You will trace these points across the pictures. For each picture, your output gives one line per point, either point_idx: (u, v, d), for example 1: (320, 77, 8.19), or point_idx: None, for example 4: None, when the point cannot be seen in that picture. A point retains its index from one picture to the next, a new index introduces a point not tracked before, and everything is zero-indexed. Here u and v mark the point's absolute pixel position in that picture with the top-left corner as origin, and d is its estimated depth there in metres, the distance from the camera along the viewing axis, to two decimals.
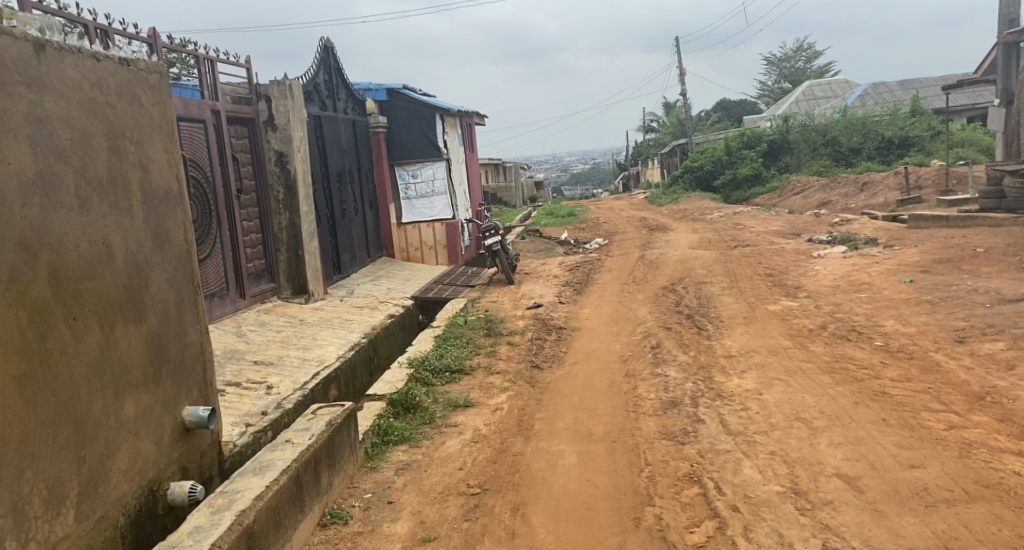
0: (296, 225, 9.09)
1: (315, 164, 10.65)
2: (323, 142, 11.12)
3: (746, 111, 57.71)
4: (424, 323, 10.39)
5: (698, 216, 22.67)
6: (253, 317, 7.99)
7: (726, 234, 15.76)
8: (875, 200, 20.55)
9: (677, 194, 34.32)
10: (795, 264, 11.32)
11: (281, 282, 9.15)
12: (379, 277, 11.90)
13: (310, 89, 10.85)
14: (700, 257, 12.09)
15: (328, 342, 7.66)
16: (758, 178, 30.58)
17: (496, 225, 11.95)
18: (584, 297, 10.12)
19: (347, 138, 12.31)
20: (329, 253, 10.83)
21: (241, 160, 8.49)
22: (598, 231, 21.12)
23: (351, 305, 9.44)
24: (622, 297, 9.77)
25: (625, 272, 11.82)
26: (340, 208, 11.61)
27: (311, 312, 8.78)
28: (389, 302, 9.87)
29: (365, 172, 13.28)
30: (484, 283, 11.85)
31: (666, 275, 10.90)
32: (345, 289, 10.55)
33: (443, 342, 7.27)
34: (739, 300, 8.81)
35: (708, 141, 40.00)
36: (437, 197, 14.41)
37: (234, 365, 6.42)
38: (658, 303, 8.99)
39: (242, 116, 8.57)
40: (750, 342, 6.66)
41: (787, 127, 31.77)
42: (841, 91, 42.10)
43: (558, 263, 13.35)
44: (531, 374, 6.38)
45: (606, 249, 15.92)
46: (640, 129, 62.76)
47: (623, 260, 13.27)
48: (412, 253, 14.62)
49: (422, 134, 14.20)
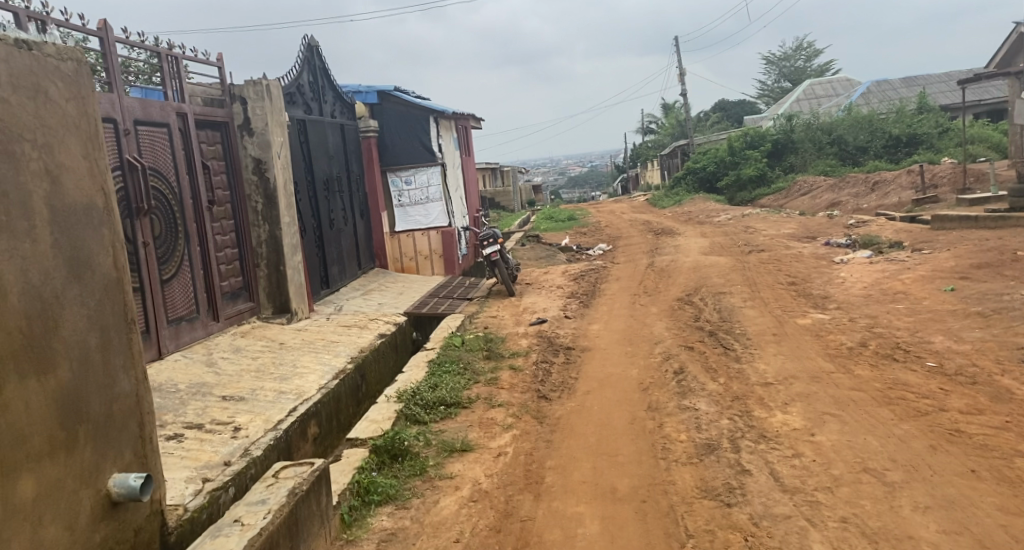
0: (276, 238, 8.30)
1: (299, 172, 9.88)
2: (309, 148, 10.34)
3: (746, 112, 56.99)
4: (418, 341, 9.59)
5: (704, 219, 21.89)
6: (226, 343, 7.22)
7: (738, 238, 14.97)
8: (888, 200, 19.77)
9: (679, 196, 33.57)
10: (817, 271, 10.55)
11: (261, 300, 8.34)
12: (371, 291, 11.11)
13: (293, 91, 10.08)
14: (714, 264, 11.31)
15: (309, 369, 6.87)
16: (764, 178, 29.83)
17: (495, 233, 11.14)
18: (592, 310, 9.34)
19: (335, 143, 11.53)
20: (316, 268, 10.05)
21: (213, 167, 7.71)
22: (601, 236, 20.34)
23: (338, 324, 8.65)
24: (634, 310, 8.98)
25: (634, 282, 11.04)
26: (328, 218, 10.81)
27: (293, 333, 7.99)
28: (380, 319, 9.08)
29: (356, 179, 12.49)
30: (483, 295, 11.05)
31: (680, 285, 10.13)
32: (333, 306, 9.76)
33: (438, 369, 6.47)
34: (765, 314, 8.03)
35: (710, 142, 39.24)
36: (431, 204, 13.69)
37: (198, 403, 5.63)
38: (674, 318, 8.22)
39: (214, 120, 7.78)
40: (787, 366, 5.88)
41: (791, 126, 31.00)
42: (844, 89, 41.34)
43: (561, 271, 12.57)
44: (539, 407, 5.60)
45: (611, 255, 15.12)
46: (639, 131, 62.04)
47: (631, 268, 12.49)
48: (407, 262, 13.75)
49: (415, 137, 13.47)
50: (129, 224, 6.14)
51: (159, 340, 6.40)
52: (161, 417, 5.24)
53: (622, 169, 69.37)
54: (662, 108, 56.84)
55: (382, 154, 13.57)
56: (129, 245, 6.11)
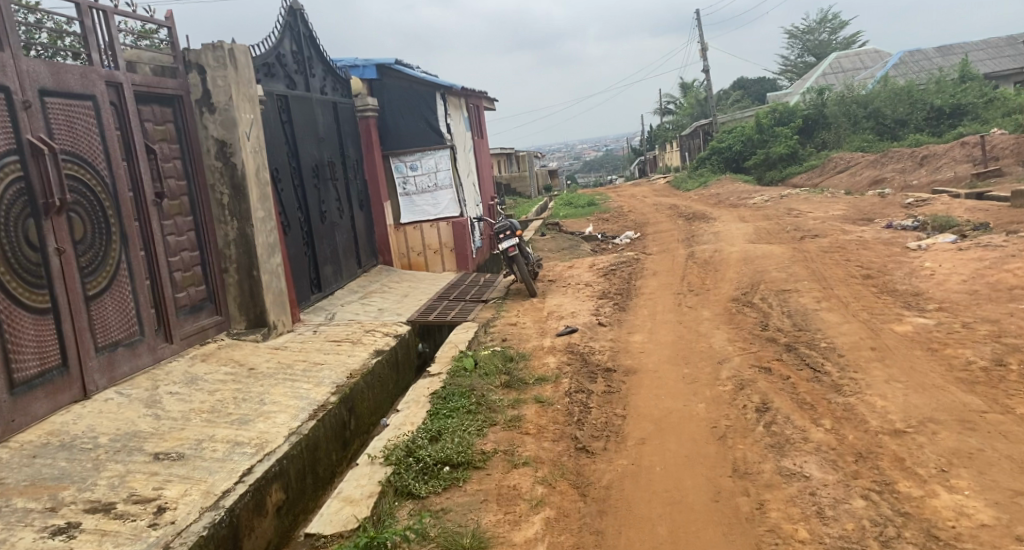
0: (247, 236, 6.80)
1: (280, 158, 8.40)
2: (293, 129, 8.87)
3: (768, 88, 54.78)
4: (425, 354, 8.14)
5: (736, 201, 20.20)
6: (181, 370, 5.72)
7: (785, 223, 13.29)
8: (941, 175, 17.92)
9: (704, 177, 31.73)
10: (894, 260, 8.94)
11: (231, 313, 6.89)
12: (370, 294, 9.64)
13: (272, 62, 8.58)
14: (768, 255, 9.72)
15: (281, 403, 5.38)
16: (795, 156, 27.92)
17: (511, 224, 9.59)
18: (631, 315, 7.78)
19: (325, 123, 10.01)
20: (304, 269, 8.61)
21: (162, 152, 6.19)
22: (625, 222, 18.70)
23: (325, 339, 7.18)
24: (681, 316, 7.42)
25: (674, 278, 9.45)
26: (319, 210, 9.34)
27: (268, 353, 6.53)
28: (378, 330, 7.62)
29: (353, 164, 10.99)
30: (500, 296, 9.54)
31: (732, 282, 8.57)
32: (323, 315, 8.29)
33: (444, 405, 4.99)
34: (850, 321, 6.48)
35: (734, 119, 37.23)
36: (440, 192, 12.16)
37: (119, 465, 4.16)
38: (736, 327, 6.65)
39: (162, 92, 6.26)
40: (916, 401, 4.35)
41: (824, 100, 29.02)
42: (874, 61, 39.15)
43: (588, 265, 11.03)
44: (578, 467, 4.09)
45: (641, 245, 13.52)
46: (657, 112, 59.95)
47: (667, 260, 10.90)
48: (415, 257, 12.38)
49: (420, 117, 11.98)
50: (32, 227, 4.67)
51: (83, 373, 4.95)
52: (56, 494, 3.80)
53: (640, 151, 67.29)
54: (681, 87, 54.66)
55: (383, 137, 12.09)
56: (33, 254, 4.65)
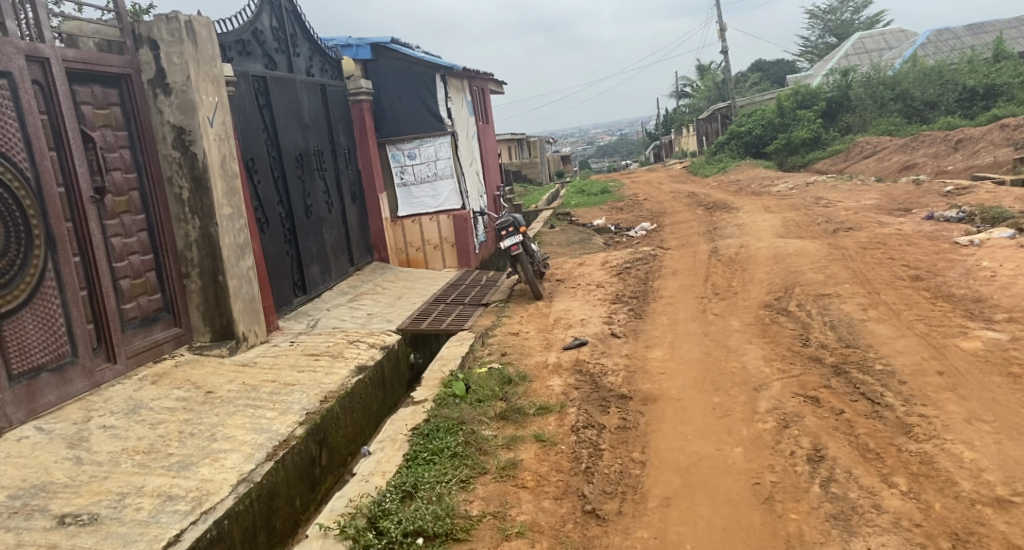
0: (211, 236, 5.97)
1: (257, 146, 7.57)
2: (272, 113, 8.01)
3: (787, 71, 53.27)
4: (417, 366, 7.33)
5: (758, 189, 19.19)
6: (123, 398, 4.86)
7: (814, 215, 12.31)
8: (979, 161, 16.79)
9: (722, 163, 30.61)
10: (944, 257, 8.00)
11: (194, 323, 6.06)
12: (361, 297, 8.81)
13: (248, 39, 7.71)
14: (800, 252, 8.80)
15: (235, 438, 4.53)
16: (818, 141, 26.73)
17: (516, 219, 8.71)
18: (648, 325, 6.89)
19: (312, 108, 9.13)
20: (284, 270, 7.78)
21: (105, 140, 5.34)
22: (640, 212, 17.74)
23: (302, 352, 6.34)
24: (707, 328, 6.52)
25: (696, 279, 8.53)
26: (303, 204, 8.50)
27: (232, 371, 5.68)
28: (363, 342, 6.80)
29: (344, 153, 10.13)
30: (502, 299, 8.68)
31: (761, 287, 7.67)
32: (304, 323, 7.44)
33: (425, 447, 4.15)
34: (906, 333, 5.57)
35: (753, 103, 35.97)
36: (441, 181, 11.30)
37: (11, 536, 3.36)
38: (772, 344, 5.75)
39: (105, 70, 5.40)
40: (1017, 454, 3.46)
41: (848, 81, 27.78)
42: (899, 41, 37.71)
43: (601, 261, 10.14)
44: (586, 542, 3.25)
45: (658, 238, 12.61)
46: (673, 96, 58.58)
47: (688, 256, 9.98)
48: (413, 252, 11.54)
49: (418, 101, 11.11)
50: None
51: None
52: None
53: (655, 137, 65.93)
54: (697, 71, 53.27)
55: (379, 122, 11.24)
56: None
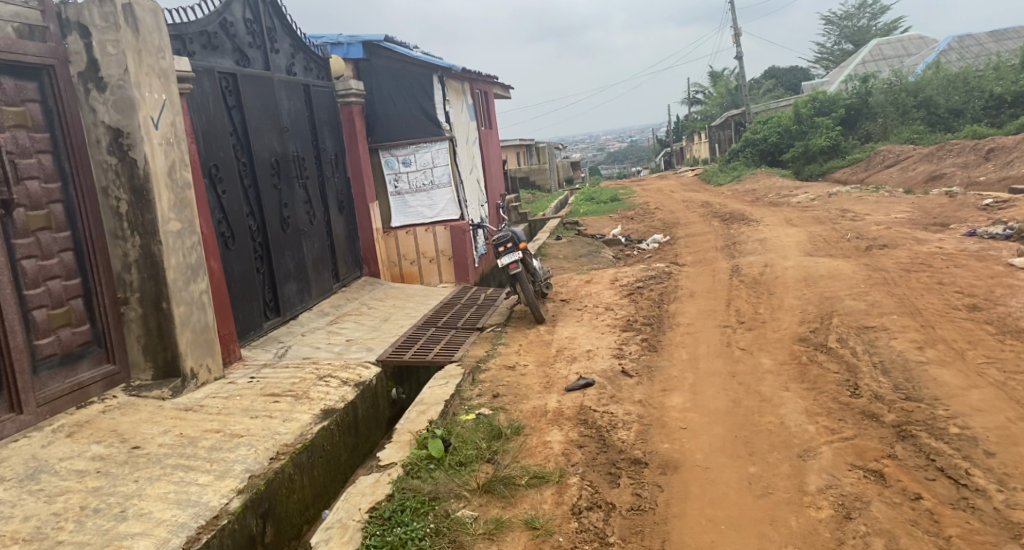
0: (154, 256, 5.08)
1: (223, 152, 6.67)
2: (243, 115, 7.11)
3: (802, 78, 52.21)
4: (398, 402, 6.44)
5: (777, 200, 18.21)
6: (21, 459, 4.00)
7: (843, 229, 11.34)
8: (1014, 172, 15.75)
9: (736, 171, 29.62)
10: (1002, 282, 7.03)
11: (135, 358, 5.18)
12: (343, 319, 7.90)
13: (215, 31, 6.81)
14: (834, 273, 7.86)
15: (151, 517, 3.63)
16: (837, 149, 25.66)
17: (515, 235, 7.79)
18: (665, 362, 5.95)
19: (292, 109, 8.24)
20: (251, 291, 6.90)
21: (17, 143, 4.48)
22: (651, 222, 16.80)
23: (260, 392, 5.42)
24: (734, 369, 5.57)
25: (718, 304, 7.58)
26: (279, 215, 7.62)
27: (171, 418, 4.75)
28: (335, 378, 5.91)
29: (330, 160, 9.23)
30: (499, 322, 7.77)
31: (793, 316, 6.74)
32: (271, 353, 6.54)
33: (384, 539, 3.29)
34: (979, 382, 4.63)
35: (768, 110, 34.94)
36: (437, 190, 10.47)
37: None
38: (815, 393, 4.80)
39: (20, 61, 4.53)
40: None
41: (868, 88, 26.76)
42: (917, 48, 36.66)
43: (610, 279, 9.23)
44: None
45: (672, 252, 11.69)
46: (686, 102, 57.62)
47: (706, 275, 9.03)
48: (407, 266, 10.64)
49: (414, 104, 10.31)
50: None
51: None
52: None
53: (667, 143, 64.90)
54: (710, 77, 52.29)
55: (371, 127, 10.37)
56: None
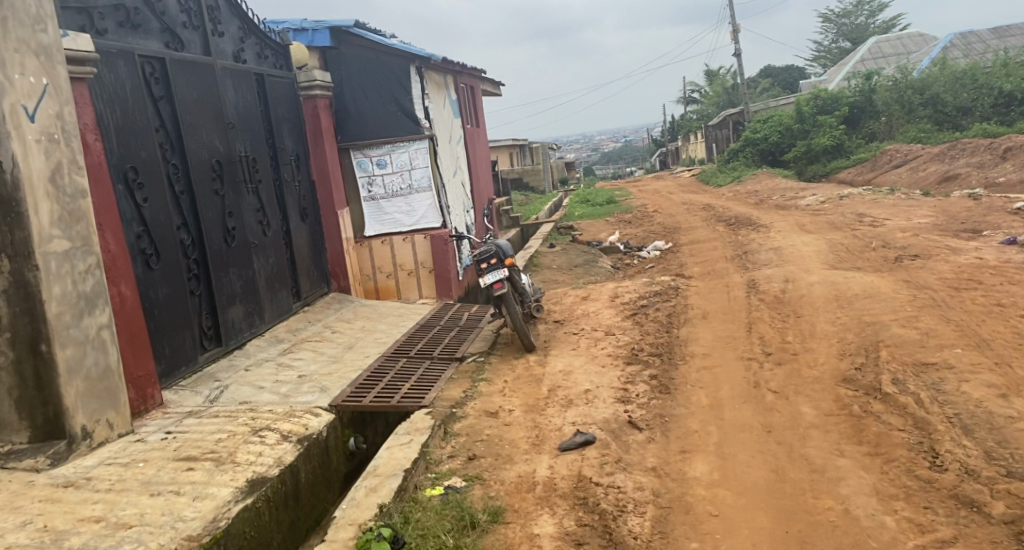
0: (28, 284, 3.96)
1: (145, 152, 5.53)
2: (174, 108, 5.97)
3: (799, 77, 51.22)
4: (355, 455, 5.32)
5: (783, 203, 17.11)
6: None
7: (865, 237, 10.25)
8: None
9: (736, 172, 28.56)
10: None
11: (7, 416, 4.06)
12: (299, 347, 6.77)
13: (138, 6, 5.66)
14: (870, 291, 6.77)
15: None
16: (841, 148, 24.56)
17: (500, 248, 6.67)
18: (682, 410, 4.82)
19: (240, 102, 7.09)
20: (182, 317, 5.78)
21: None
22: (652, 226, 15.70)
23: (173, 455, 4.27)
24: (768, 421, 4.47)
25: (737, 329, 6.47)
26: (221, 228, 6.48)
27: (39, 502, 3.60)
28: (275, 431, 4.77)
29: (291, 160, 8.09)
30: (482, 350, 6.66)
31: (830, 347, 5.64)
32: (202, 397, 5.39)
33: None
34: None
35: (767, 109, 33.84)
36: (415, 195, 9.37)
37: None
38: (880, 464, 3.73)
39: None
40: None
41: (872, 85, 25.67)
42: (917, 46, 35.66)
43: (610, 294, 8.12)
44: None
45: (676, 261, 10.60)
46: (682, 101, 56.59)
47: (719, 292, 7.89)
48: (383, 280, 9.51)
49: (390, 98, 9.22)
50: None
51: None
52: None
53: (662, 143, 63.82)
54: (707, 76, 51.26)
55: (341, 124, 9.25)
56: None
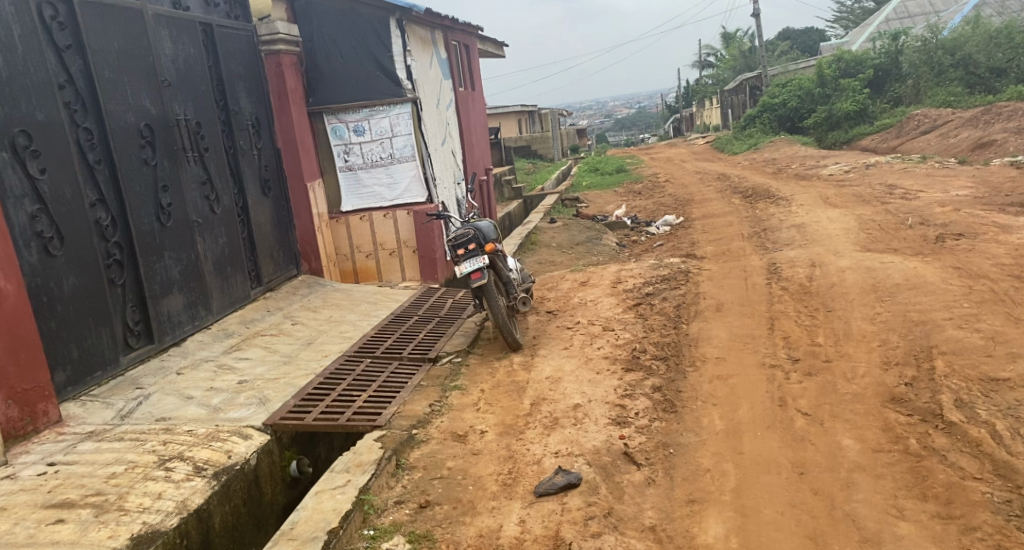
0: None
1: (43, 112, 4.60)
2: (85, 59, 5.01)
3: (819, 39, 49.31)
4: (296, 483, 4.43)
5: (805, 172, 15.93)
6: None
7: (900, 212, 9.17)
8: None
9: (753, 139, 27.24)
10: None
11: None
12: (249, 343, 5.87)
13: None
14: (916, 281, 5.74)
15: None
16: (865, 114, 23.14)
17: (480, 232, 5.67)
18: (692, 439, 3.87)
19: (180, 56, 6.11)
20: (99, 312, 4.88)
21: None
22: (662, 198, 14.61)
23: (44, 502, 3.37)
24: (801, 458, 3.52)
25: (757, 325, 5.49)
26: (152, 204, 5.53)
27: None
28: (188, 461, 3.87)
29: (247, 125, 7.11)
30: (459, 348, 5.72)
31: (872, 353, 4.65)
32: (113, 410, 4.51)
33: None
34: None
35: (786, 72, 32.28)
36: (397, 167, 8.38)
37: None
38: (957, 537, 2.83)
39: None
40: None
41: (899, 47, 24.16)
42: (945, 6, 33.85)
43: (612, 278, 7.13)
44: None
45: (688, 238, 9.59)
46: (697, 65, 54.76)
47: (735, 278, 6.89)
48: (361, 260, 8.56)
49: (368, 57, 8.20)
50: None
51: None
52: None
53: (676, 109, 62.04)
54: (723, 39, 49.43)
55: (312, 85, 8.22)
56: None
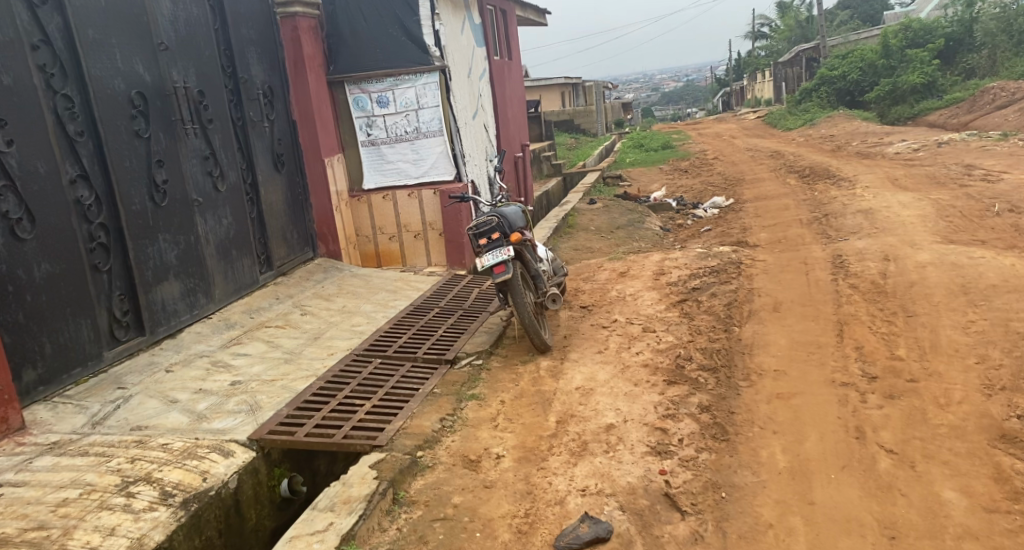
0: None
1: (11, 75, 4.08)
2: (64, 16, 4.47)
3: (880, 8, 46.84)
4: (288, 504, 3.88)
5: (868, 150, 14.80)
6: None
7: (983, 197, 8.19)
8: None
9: (808, 114, 25.84)
10: None
11: None
12: (250, 336, 5.33)
13: None
14: (1015, 283, 4.89)
15: None
16: (932, 87, 21.63)
17: (505, 220, 4.99)
18: (749, 479, 3.18)
19: (179, 16, 5.52)
20: (78, 302, 4.39)
21: None
22: (711, 177, 13.70)
23: None
24: (891, 515, 2.82)
25: (823, 331, 4.73)
26: (144, 180, 4.99)
27: None
28: (155, 484, 3.33)
29: (258, 95, 6.53)
30: (480, 348, 5.09)
31: (969, 373, 3.88)
32: (85, 416, 4.00)
33: None
34: None
35: (846, 43, 30.55)
36: (423, 142, 7.73)
37: None
38: None
39: None
40: None
41: (973, 14, 22.47)
42: None
43: (655, 269, 6.40)
44: None
45: (741, 223, 8.76)
46: (749, 36, 52.68)
47: (795, 272, 6.10)
48: (384, 242, 7.96)
49: (393, 21, 7.52)
50: None
51: None
52: None
53: (726, 82, 60.01)
54: (778, 8, 47.31)
55: (333, 52, 7.60)
56: None
